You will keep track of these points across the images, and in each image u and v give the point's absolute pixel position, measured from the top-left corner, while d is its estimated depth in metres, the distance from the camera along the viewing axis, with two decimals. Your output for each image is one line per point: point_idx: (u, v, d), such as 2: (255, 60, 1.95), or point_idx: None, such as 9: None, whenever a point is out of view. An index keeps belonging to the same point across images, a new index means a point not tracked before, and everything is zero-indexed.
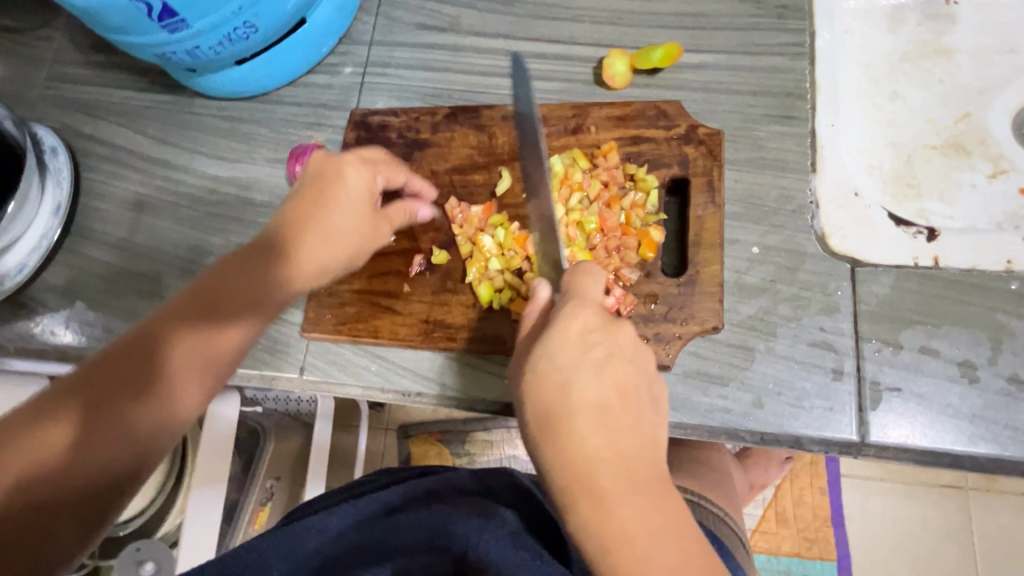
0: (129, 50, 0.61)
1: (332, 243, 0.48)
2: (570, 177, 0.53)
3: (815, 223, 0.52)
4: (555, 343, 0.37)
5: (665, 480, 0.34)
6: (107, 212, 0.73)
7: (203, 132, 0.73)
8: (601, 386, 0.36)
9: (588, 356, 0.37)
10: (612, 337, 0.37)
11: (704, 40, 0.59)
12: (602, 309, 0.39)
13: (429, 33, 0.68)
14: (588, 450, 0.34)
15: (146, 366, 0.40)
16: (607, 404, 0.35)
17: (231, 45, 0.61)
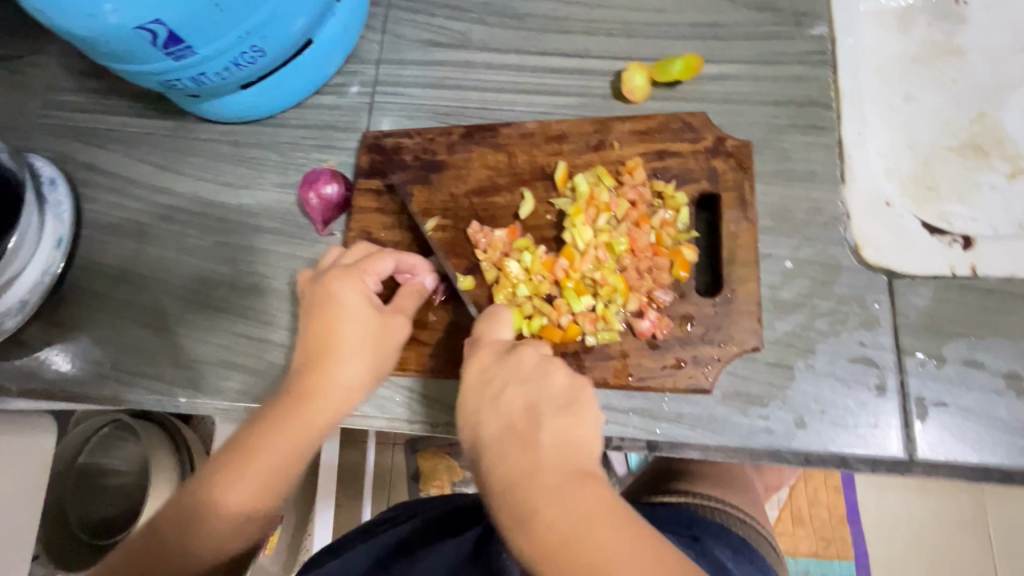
0: (131, 78, 0.59)
1: (353, 344, 0.46)
2: (596, 197, 0.52)
3: (848, 235, 0.51)
4: (466, 386, 0.40)
5: (586, 477, 0.33)
6: (110, 243, 0.70)
7: (207, 158, 0.71)
8: (507, 413, 0.37)
9: (496, 387, 0.39)
10: (512, 364, 0.39)
11: (722, 50, 0.58)
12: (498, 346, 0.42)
13: (438, 50, 0.67)
14: (502, 472, 0.34)
15: (180, 526, 0.42)
16: (515, 425, 0.36)
17: (237, 70, 0.59)
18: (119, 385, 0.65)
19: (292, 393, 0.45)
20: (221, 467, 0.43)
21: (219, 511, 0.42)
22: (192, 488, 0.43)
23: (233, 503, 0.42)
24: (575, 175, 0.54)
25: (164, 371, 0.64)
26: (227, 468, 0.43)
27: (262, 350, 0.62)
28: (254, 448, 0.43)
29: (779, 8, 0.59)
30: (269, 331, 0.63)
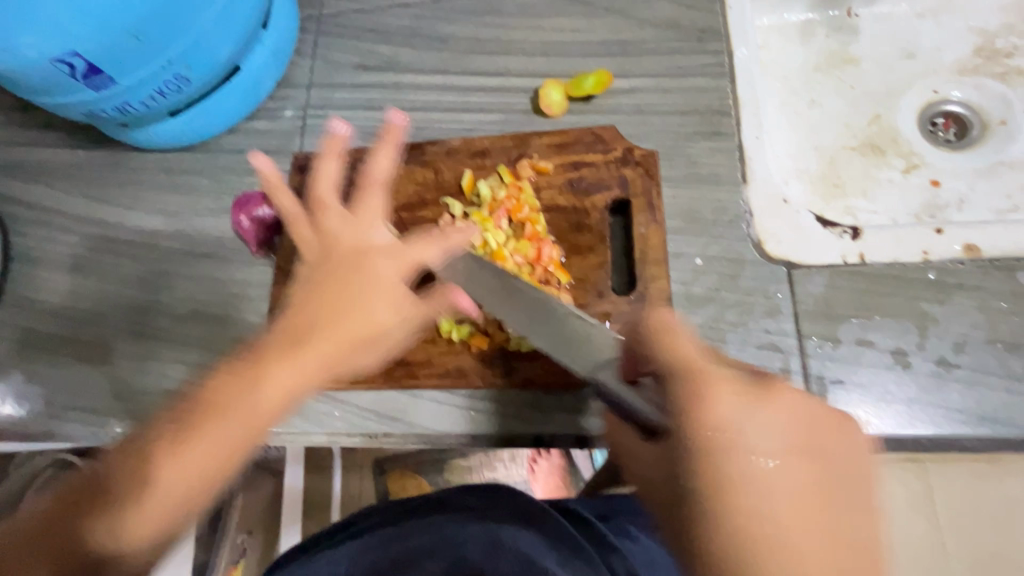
0: (52, 110, 0.59)
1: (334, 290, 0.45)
2: (497, 199, 0.55)
3: (751, 231, 0.55)
4: (761, 425, 0.36)
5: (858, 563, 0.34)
6: (41, 276, 0.69)
7: (140, 186, 0.71)
8: (785, 467, 0.35)
9: (768, 434, 0.36)
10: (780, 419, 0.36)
11: (632, 66, 0.63)
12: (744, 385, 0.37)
13: (368, 73, 0.69)
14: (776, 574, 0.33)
15: (163, 469, 0.38)
16: (770, 492, 0.35)
17: (163, 98, 0.60)
18: (52, 419, 0.63)
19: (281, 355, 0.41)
20: (216, 414, 0.39)
21: (214, 442, 0.39)
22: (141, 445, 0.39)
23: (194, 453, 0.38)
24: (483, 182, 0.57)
25: (99, 403, 0.63)
26: (225, 420, 0.39)
27: (200, 374, 0.62)
28: (250, 403, 0.40)
29: (680, 26, 0.64)
30: (207, 355, 0.63)
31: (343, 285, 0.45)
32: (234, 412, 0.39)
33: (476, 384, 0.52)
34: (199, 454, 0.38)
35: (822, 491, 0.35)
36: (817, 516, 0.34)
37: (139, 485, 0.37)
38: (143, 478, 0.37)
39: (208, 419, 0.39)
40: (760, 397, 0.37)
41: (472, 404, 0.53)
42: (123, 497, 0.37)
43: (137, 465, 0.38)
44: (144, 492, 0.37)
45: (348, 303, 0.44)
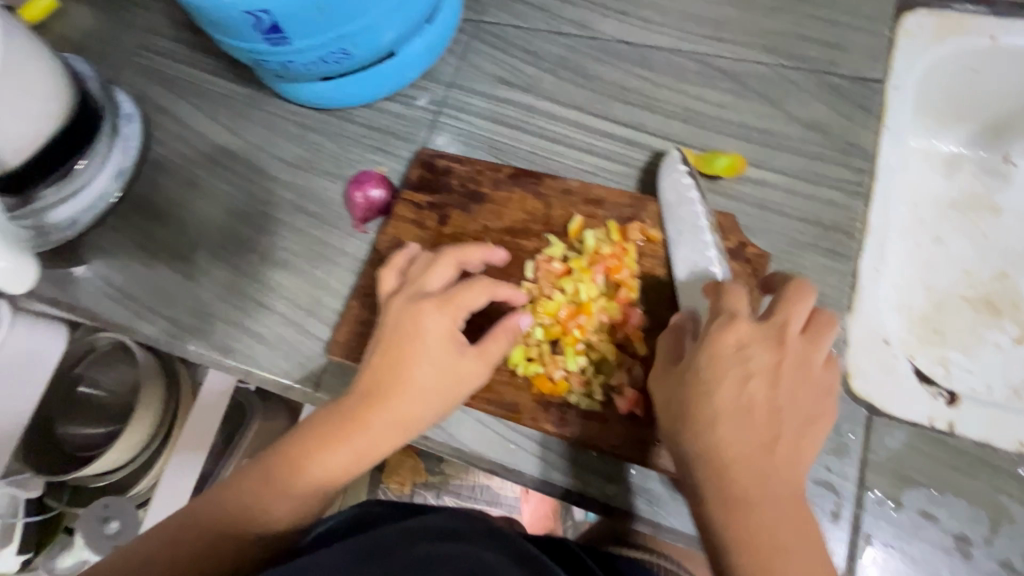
0: (226, 49, 0.64)
1: (411, 359, 0.49)
2: (600, 253, 0.55)
3: (842, 362, 0.53)
4: (714, 361, 0.43)
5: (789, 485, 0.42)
6: (164, 187, 0.74)
7: (270, 130, 0.75)
8: (735, 389, 0.42)
9: (714, 360, 0.43)
10: (765, 352, 0.43)
11: (768, 158, 0.62)
12: (751, 324, 0.44)
13: (507, 88, 0.71)
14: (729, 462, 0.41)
15: (269, 510, 0.48)
16: (726, 403, 0.42)
17: (321, 64, 0.64)
18: (137, 317, 0.69)
19: (377, 409, 0.48)
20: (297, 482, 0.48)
21: (320, 475, 0.48)
22: (267, 464, 0.49)
23: (301, 486, 0.48)
24: (587, 229, 0.57)
25: (182, 318, 0.68)
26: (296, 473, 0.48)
27: (275, 323, 0.66)
28: (342, 452, 0.48)
29: (828, 133, 0.62)
30: (282, 304, 0.66)
31: (393, 342, 0.50)
32: (305, 476, 0.48)
33: (526, 424, 0.52)
34: (303, 484, 0.48)
35: (770, 418, 0.42)
36: (758, 451, 0.42)
37: (265, 495, 0.48)
38: (260, 511, 0.48)
39: (303, 462, 0.48)
40: (730, 324, 0.44)
41: (512, 438, 0.54)
42: (263, 504, 0.48)
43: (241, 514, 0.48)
44: (264, 518, 0.48)
45: (392, 381, 0.49)
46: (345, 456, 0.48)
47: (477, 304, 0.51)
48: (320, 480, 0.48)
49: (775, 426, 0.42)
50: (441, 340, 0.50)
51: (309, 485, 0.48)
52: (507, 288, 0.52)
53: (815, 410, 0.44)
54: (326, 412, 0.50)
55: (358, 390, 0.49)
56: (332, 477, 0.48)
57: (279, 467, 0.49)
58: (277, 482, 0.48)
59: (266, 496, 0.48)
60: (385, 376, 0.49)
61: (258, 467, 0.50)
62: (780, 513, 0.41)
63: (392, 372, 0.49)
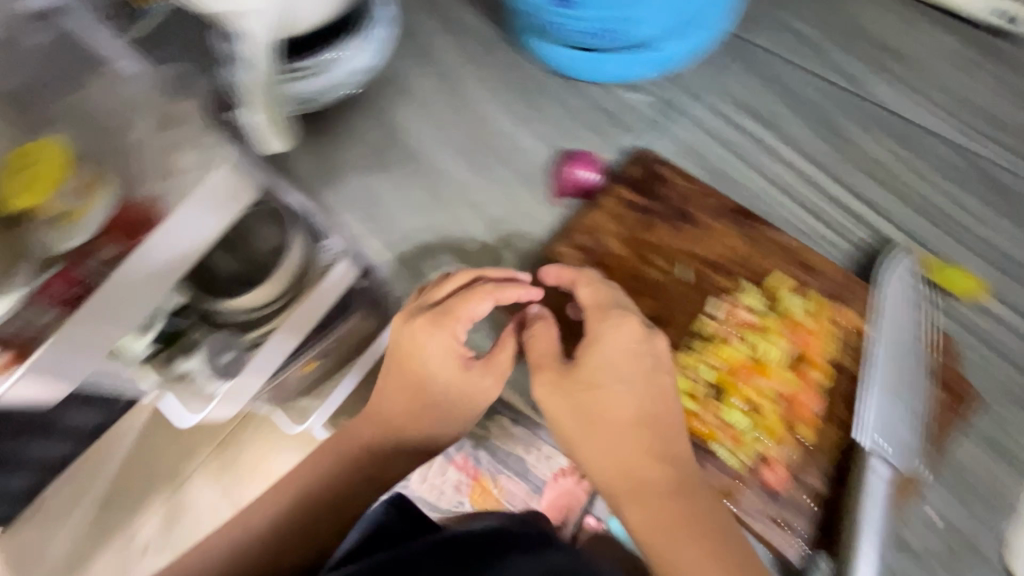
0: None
1: (418, 362, 0.57)
2: (798, 321, 0.54)
3: (1006, 532, 0.50)
4: (604, 340, 0.50)
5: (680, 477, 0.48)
6: (393, 95, 0.78)
7: (503, 77, 0.77)
8: (631, 400, 0.49)
9: (620, 363, 0.50)
10: (641, 361, 0.50)
11: (1009, 294, 0.57)
12: (638, 324, 0.51)
13: (749, 118, 0.68)
14: (644, 478, 0.48)
15: (371, 475, 0.63)
16: (627, 400, 0.48)
17: (582, 39, 0.66)
18: (335, 206, 0.75)
19: (412, 407, 0.60)
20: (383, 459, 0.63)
21: (363, 449, 0.63)
22: (332, 447, 0.64)
23: (356, 445, 0.63)
24: (789, 292, 0.56)
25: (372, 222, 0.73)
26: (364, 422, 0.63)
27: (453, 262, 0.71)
28: (378, 417, 0.62)
29: None
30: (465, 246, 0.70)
31: (399, 353, 0.58)
32: (348, 447, 0.63)
33: None
34: (349, 452, 0.63)
35: (653, 419, 0.49)
36: (637, 454, 0.48)
37: (331, 463, 0.63)
38: (325, 483, 0.63)
39: (345, 444, 0.63)
40: (608, 332, 0.51)
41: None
42: (342, 481, 0.63)
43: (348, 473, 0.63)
44: (327, 489, 0.63)
45: (411, 380, 0.58)
46: (367, 432, 0.62)
47: (503, 299, 0.56)
48: (365, 436, 0.62)
49: (654, 435, 0.49)
50: (443, 347, 0.56)
51: (354, 450, 0.63)
52: (586, 287, 0.54)
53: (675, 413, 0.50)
54: (372, 409, 0.62)
55: (380, 384, 0.61)
56: (367, 437, 0.62)
57: (332, 449, 0.63)
58: (330, 458, 0.63)
59: (339, 457, 0.63)
60: (396, 380, 0.59)
61: (328, 450, 0.64)
62: (698, 517, 0.46)
63: (407, 374, 0.58)
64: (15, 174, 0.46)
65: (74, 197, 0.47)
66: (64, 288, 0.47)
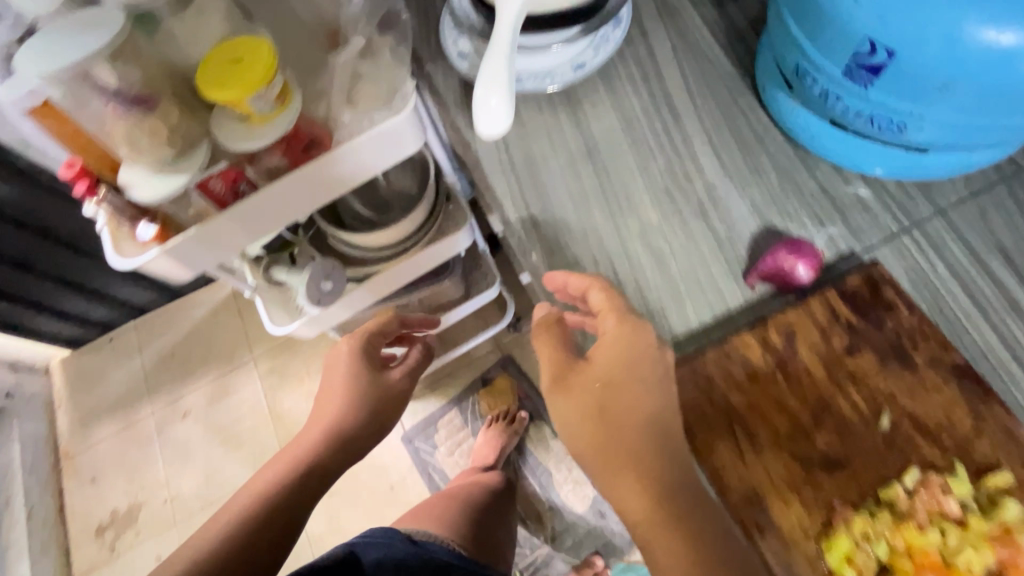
0: (791, 25, 0.57)
1: (346, 360, 0.83)
2: (1014, 536, 0.46)
3: None
4: (614, 340, 0.53)
5: (672, 481, 0.49)
6: (600, 100, 0.72)
7: (724, 121, 0.69)
8: (641, 402, 0.51)
9: (630, 368, 0.52)
10: (637, 351, 0.53)
11: None
12: (632, 324, 0.54)
13: (1002, 265, 0.58)
14: (648, 490, 0.49)
15: (317, 481, 0.73)
16: (617, 413, 0.51)
17: (853, 112, 0.56)
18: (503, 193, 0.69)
19: (354, 369, 0.82)
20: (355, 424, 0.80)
21: (344, 398, 0.80)
22: (330, 376, 0.83)
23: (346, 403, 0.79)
24: (1009, 496, 0.47)
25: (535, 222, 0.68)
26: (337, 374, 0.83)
27: None
28: (353, 371, 0.82)
29: None
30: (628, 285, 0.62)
31: (336, 354, 0.85)
32: (336, 400, 0.80)
33: None
34: (332, 404, 0.80)
35: (654, 426, 0.51)
36: (643, 461, 0.49)
37: (339, 395, 0.80)
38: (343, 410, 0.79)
39: (331, 401, 0.80)
40: (608, 335, 0.54)
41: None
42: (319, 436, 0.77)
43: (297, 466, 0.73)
44: (343, 417, 0.78)
45: (348, 370, 0.82)
46: (337, 382, 0.81)
47: (559, 330, 0.58)
48: (345, 389, 0.80)
49: (659, 440, 0.50)
50: (374, 376, 0.82)
51: (355, 390, 0.80)
52: (597, 292, 0.56)
53: (661, 414, 0.51)
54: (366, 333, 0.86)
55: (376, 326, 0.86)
56: (358, 388, 0.80)
57: (331, 377, 0.83)
58: (336, 382, 0.81)
59: (355, 390, 0.80)
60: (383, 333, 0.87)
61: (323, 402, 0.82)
62: (702, 537, 0.47)
63: (357, 359, 0.83)
64: (225, 63, 0.71)
65: (263, 107, 0.72)
66: (220, 192, 0.77)
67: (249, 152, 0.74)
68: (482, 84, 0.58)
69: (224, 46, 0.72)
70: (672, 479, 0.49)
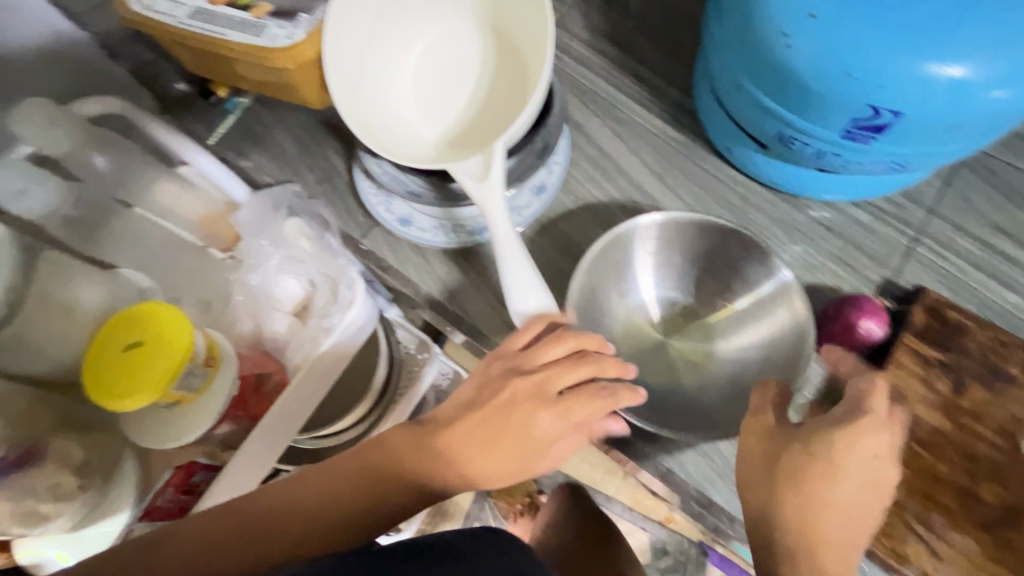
0: (755, 91, 0.54)
1: (481, 448, 0.46)
2: None
3: None
4: (857, 440, 0.43)
5: (865, 516, 0.43)
6: (575, 216, 0.66)
7: (705, 190, 0.67)
8: (862, 490, 0.42)
9: (864, 466, 0.43)
10: (881, 445, 0.43)
11: None
12: (889, 430, 0.43)
13: (1003, 240, 0.61)
14: (820, 515, 0.42)
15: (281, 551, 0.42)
16: (847, 477, 0.43)
17: (835, 162, 0.56)
18: None
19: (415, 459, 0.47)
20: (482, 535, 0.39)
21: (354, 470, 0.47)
22: (416, 460, 0.47)
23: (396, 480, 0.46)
24: None
25: None
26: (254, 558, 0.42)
27: None
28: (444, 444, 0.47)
29: None
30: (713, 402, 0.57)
31: (494, 415, 0.46)
32: (434, 475, 0.47)
33: None
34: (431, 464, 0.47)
35: (860, 511, 0.43)
36: (846, 517, 0.43)
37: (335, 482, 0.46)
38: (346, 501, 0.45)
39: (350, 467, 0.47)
40: (870, 432, 0.43)
41: None
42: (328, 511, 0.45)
43: (383, 457, 0.47)
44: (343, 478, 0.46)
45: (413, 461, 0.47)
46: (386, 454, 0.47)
47: (871, 441, 0.43)
48: (473, 463, 0.46)
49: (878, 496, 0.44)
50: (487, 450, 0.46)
51: (424, 464, 0.46)
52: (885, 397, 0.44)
53: (868, 505, 0.43)
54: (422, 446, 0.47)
55: (388, 456, 0.47)
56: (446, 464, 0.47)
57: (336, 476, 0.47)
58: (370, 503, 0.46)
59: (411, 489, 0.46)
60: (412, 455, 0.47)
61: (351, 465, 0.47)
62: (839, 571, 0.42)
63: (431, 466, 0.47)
64: (116, 350, 0.50)
65: (192, 385, 0.51)
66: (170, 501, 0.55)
67: (191, 440, 0.53)
68: (512, 288, 0.52)
69: (111, 324, 0.51)
70: (837, 519, 0.43)
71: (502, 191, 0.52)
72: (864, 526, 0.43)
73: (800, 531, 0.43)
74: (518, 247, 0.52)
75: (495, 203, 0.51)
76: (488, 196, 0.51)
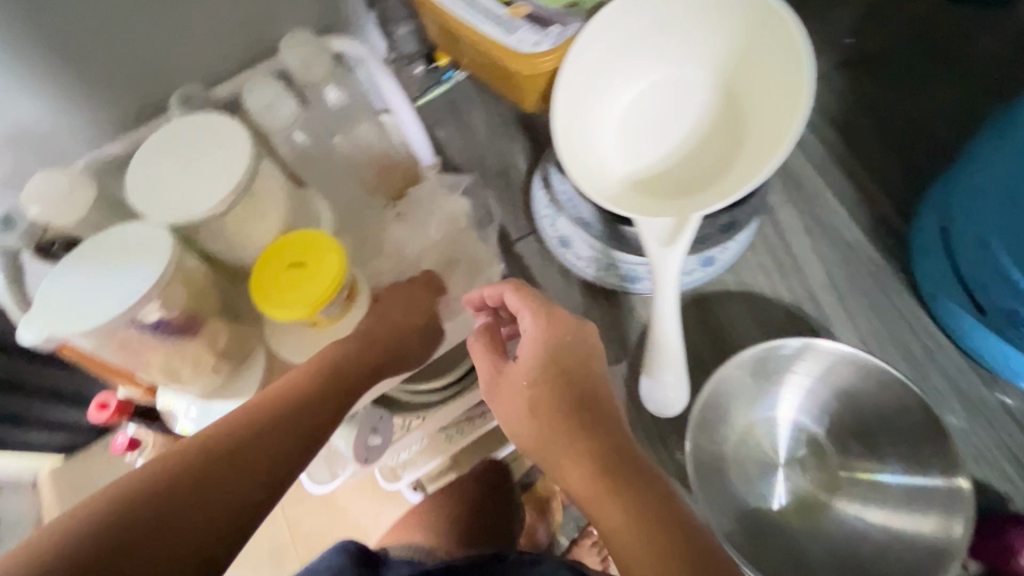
0: (1000, 255, 0.49)
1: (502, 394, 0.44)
2: None
3: None
4: (546, 335, 0.44)
5: (588, 420, 0.40)
6: (733, 302, 0.63)
7: (885, 327, 0.61)
8: (535, 346, 0.44)
9: (564, 352, 0.44)
10: (577, 344, 0.45)
11: None
12: (548, 318, 0.46)
13: None
14: (527, 373, 0.43)
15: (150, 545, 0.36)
16: (547, 347, 0.44)
17: None
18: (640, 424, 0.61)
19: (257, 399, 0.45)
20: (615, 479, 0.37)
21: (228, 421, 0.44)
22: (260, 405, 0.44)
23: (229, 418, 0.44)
24: None
25: (676, 452, 0.61)
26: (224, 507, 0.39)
27: None
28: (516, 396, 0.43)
29: None
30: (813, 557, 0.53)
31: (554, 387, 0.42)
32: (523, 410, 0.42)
33: None
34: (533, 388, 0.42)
35: (558, 374, 0.42)
36: (559, 413, 0.40)
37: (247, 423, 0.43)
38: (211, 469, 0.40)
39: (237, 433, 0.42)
40: (554, 330, 0.45)
41: None
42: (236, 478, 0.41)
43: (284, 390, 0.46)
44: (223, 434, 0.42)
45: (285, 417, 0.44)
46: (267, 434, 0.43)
47: (528, 323, 0.46)
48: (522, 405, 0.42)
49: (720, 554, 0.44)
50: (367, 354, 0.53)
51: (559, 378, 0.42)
52: (513, 296, 0.48)
53: (578, 375, 0.43)
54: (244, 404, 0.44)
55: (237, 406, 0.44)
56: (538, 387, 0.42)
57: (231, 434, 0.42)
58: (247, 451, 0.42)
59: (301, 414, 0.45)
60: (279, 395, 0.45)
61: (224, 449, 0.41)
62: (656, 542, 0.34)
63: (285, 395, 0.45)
64: (283, 261, 0.55)
65: (332, 312, 0.55)
66: None
67: None
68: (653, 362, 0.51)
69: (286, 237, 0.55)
70: (549, 404, 0.41)
71: (680, 263, 0.50)
72: (562, 405, 0.41)
73: (604, 492, 0.37)
74: (673, 324, 0.50)
75: (669, 273, 0.50)
76: (664, 264, 0.50)
